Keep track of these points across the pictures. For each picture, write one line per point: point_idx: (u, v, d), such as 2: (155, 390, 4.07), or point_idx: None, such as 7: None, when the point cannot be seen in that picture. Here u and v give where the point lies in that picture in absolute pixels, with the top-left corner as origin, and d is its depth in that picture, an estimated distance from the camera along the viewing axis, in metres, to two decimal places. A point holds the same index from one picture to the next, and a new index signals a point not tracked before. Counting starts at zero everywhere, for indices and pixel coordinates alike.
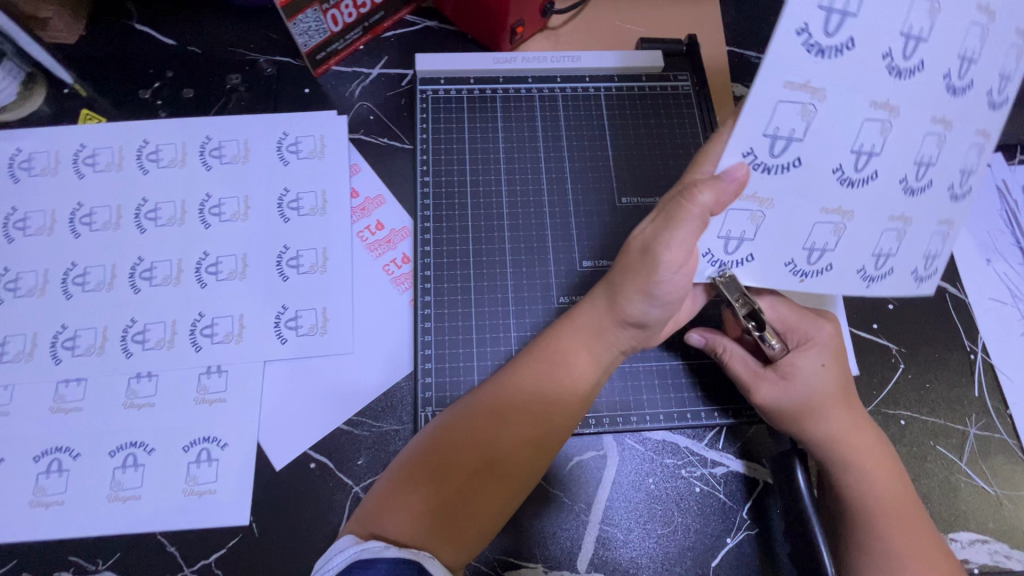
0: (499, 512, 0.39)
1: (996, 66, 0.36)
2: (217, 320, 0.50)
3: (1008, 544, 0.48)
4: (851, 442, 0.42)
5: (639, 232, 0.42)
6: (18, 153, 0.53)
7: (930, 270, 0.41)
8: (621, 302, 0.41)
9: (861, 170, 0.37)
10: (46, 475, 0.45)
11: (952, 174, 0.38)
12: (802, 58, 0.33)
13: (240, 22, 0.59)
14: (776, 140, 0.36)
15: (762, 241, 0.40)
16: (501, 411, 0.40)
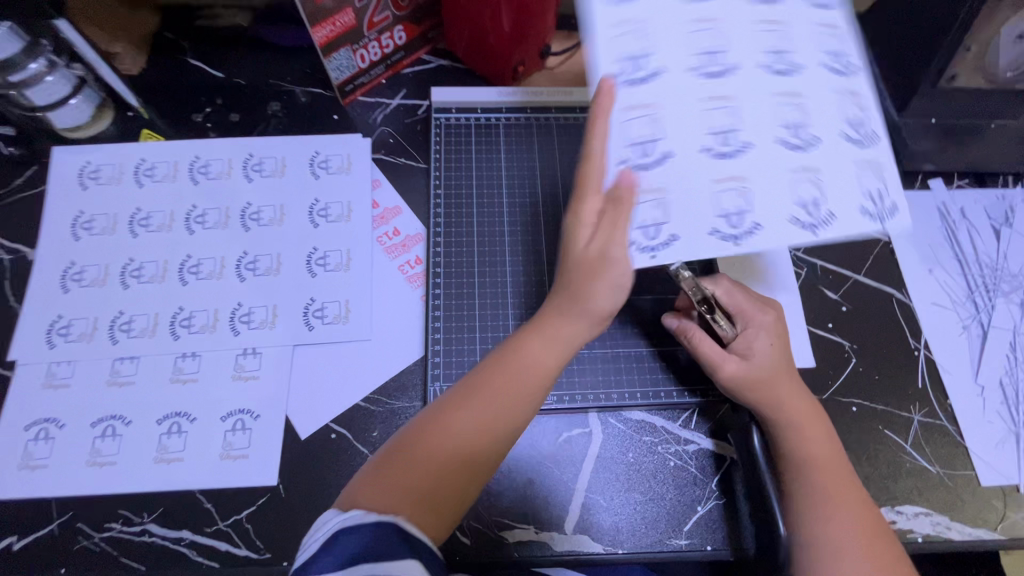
0: (466, 495, 0.43)
1: (818, 50, 0.45)
2: (253, 309, 0.57)
3: (948, 517, 0.54)
4: (793, 412, 0.48)
5: (582, 240, 0.45)
6: (88, 164, 0.61)
7: (880, 206, 0.43)
8: (583, 298, 0.46)
9: (739, 149, 0.43)
10: (102, 439, 0.52)
11: (839, 122, 0.44)
12: (625, 88, 0.43)
13: (281, 60, 0.69)
14: (640, 145, 0.43)
15: (683, 220, 0.42)
16: (473, 400, 0.45)
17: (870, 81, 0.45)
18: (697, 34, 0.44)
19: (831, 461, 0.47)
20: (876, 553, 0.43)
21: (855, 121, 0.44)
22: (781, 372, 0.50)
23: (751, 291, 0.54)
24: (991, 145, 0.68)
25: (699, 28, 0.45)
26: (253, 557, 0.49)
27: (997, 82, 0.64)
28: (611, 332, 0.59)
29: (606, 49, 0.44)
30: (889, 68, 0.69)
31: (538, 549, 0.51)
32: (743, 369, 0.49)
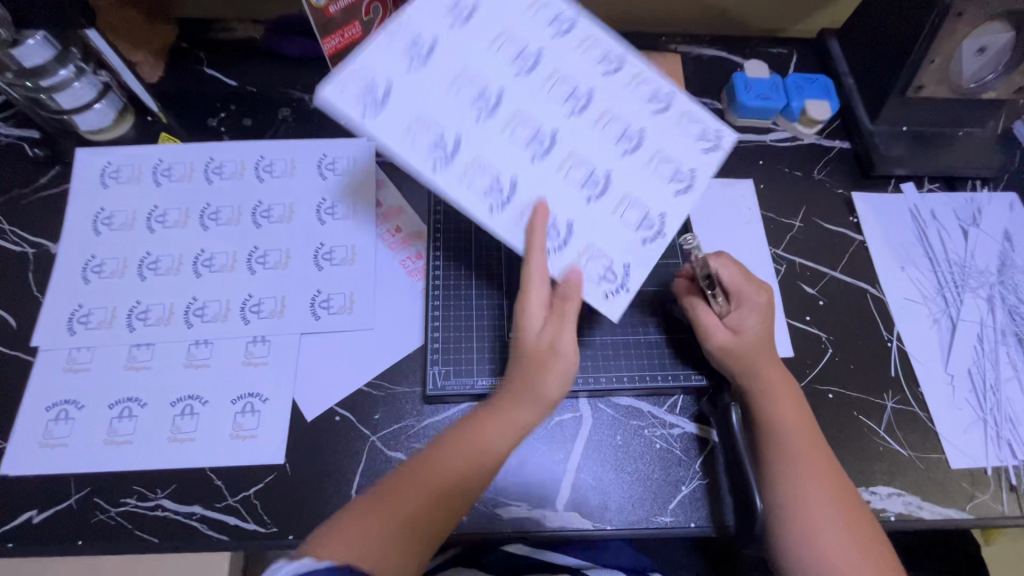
0: (415, 557, 0.43)
1: (576, 57, 0.49)
2: (263, 299, 0.60)
3: (920, 497, 0.57)
4: (768, 387, 0.53)
5: (531, 331, 0.49)
6: (109, 165, 0.65)
7: (712, 137, 0.50)
8: (536, 382, 0.48)
9: (609, 181, 0.49)
10: (119, 419, 0.55)
11: (650, 108, 0.50)
12: (501, 201, 0.46)
13: (291, 70, 0.74)
14: (559, 223, 0.48)
15: (619, 257, 0.49)
16: (436, 467, 0.46)
17: (643, 59, 0.50)
18: (516, 112, 0.47)
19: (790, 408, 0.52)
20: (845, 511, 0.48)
21: (660, 95, 0.50)
22: (764, 351, 0.54)
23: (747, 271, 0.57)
24: (957, 152, 0.72)
25: (512, 98, 0.47)
26: (261, 531, 0.52)
27: (961, 92, 0.68)
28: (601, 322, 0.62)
29: (446, 174, 0.45)
30: (862, 79, 0.73)
31: (530, 525, 0.53)
32: (732, 342, 0.54)
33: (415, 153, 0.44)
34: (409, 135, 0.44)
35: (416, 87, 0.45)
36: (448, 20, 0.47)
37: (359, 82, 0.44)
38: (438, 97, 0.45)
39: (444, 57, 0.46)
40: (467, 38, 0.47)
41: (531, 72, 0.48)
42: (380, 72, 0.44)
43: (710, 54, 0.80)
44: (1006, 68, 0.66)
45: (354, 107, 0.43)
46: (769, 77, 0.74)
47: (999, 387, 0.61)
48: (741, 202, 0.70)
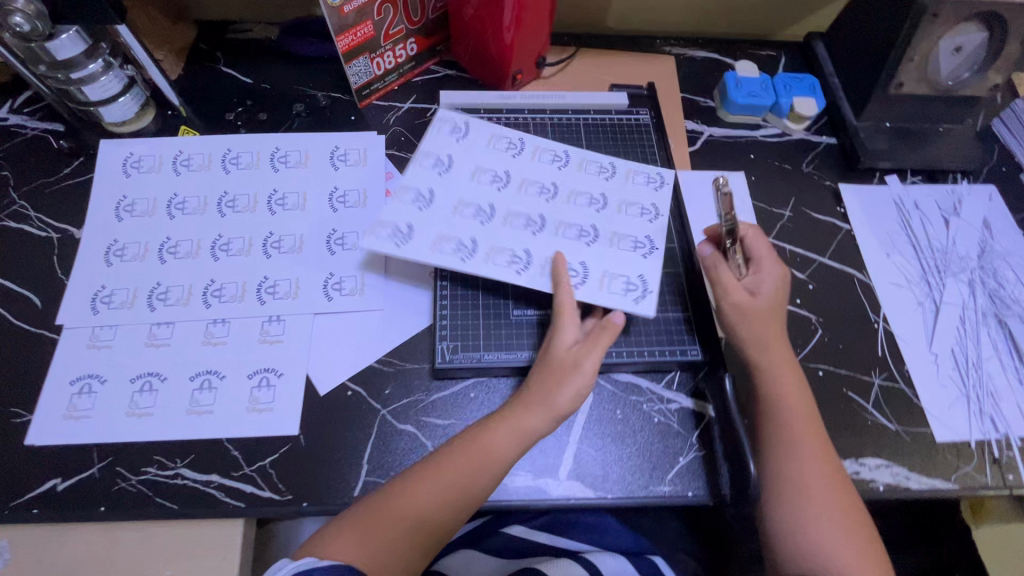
0: (413, 552, 0.49)
1: (486, 154, 0.65)
2: (278, 282, 0.63)
3: (907, 468, 0.59)
4: (774, 369, 0.56)
5: (562, 345, 0.55)
6: (131, 155, 0.68)
7: (658, 180, 0.66)
8: (550, 397, 0.53)
9: (598, 231, 0.62)
10: (140, 393, 0.57)
11: (602, 177, 0.66)
12: (523, 268, 0.59)
13: (304, 69, 0.77)
14: (574, 264, 0.60)
15: (633, 272, 0.60)
16: (442, 473, 0.50)
17: (582, 152, 0.67)
18: (508, 209, 0.62)
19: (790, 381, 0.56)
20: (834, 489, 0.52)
21: (604, 166, 0.66)
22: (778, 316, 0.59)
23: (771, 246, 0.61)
24: (938, 146, 0.76)
25: (500, 207, 0.62)
26: (276, 499, 0.54)
27: (939, 89, 0.73)
28: None
29: (472, 262, 0.58)
30: (847, 78, 0.77)
31: (534, 493, 0.56)
32: (749, 302, 0.58)
33: (445, 257, 0.58)
34: (433, 250, 0.58)
35: (431, 218, 0.60)
36: (434, 170, 0.63)
37: (386, 227, 0.58)
38: (445, 222, 0.60)
39: (442, 194, 0.61)
40: (452, 176, 0.63)
41: (507, 186, 0.64)
42: (399, 218, 0.59)
43: (702, 56, 0.84)
44: (980, 67, 0.71)
45: (381, 244, 0.57)
46: (758, 76, 0.78)
47: (980, 365, 0.64)
48: (734, 193, 0.73)
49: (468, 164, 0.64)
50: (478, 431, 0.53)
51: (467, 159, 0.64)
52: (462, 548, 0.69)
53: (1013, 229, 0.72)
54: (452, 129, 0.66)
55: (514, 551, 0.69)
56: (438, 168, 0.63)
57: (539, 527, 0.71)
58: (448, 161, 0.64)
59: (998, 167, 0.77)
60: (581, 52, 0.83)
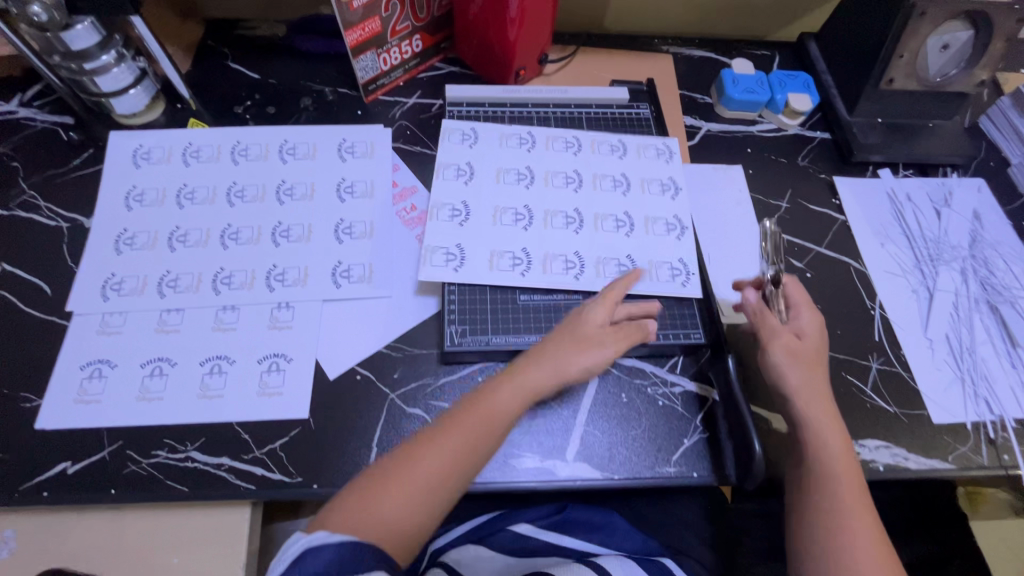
0: (421, 514, 0.47)
1: (497, 150, 0.70)
2: (287, 269, 0.64)
3: (906, 449, 0.60)
4: (820, 425, 0.53)
5: (591, 320, 0.56)
6: (141, 147, 0.69)
7: (668, 153, 0.72)
8: (561, 357, 0.55)
9: (631, 218, 0.67)
10: (151, 378, 0.57)
11: (615, 157, 0.71)
12: (579, 271, 0.63)
13: (311, 65, 0.79)
14: (620, 258, 0.65)
15: (673, 255, 0.66)
16: (447, 430, 0.50)
17: (588, 138, 0.72)
18: (546, 210, 0.67)
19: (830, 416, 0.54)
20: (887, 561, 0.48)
21: (615, 143, 0.72)
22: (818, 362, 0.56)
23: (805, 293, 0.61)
24: (929, 141, 0.78)
25: (535, 205, 0.67)
26: (287, 481, 0.54)
27: (928, 85, 0.75)
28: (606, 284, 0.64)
29: (531, 276, 0.63)
30: (839, 75, 0.80)
31: (542, 475, 0.56)
32: (796, 344, 0.56)
33: (504, 274, 0.63)
34: (491, 268, 0.63)
35: (474, 232, 0.65)
36: (458, 181, 0.68)
37: (440, 252, 0.63)
38: (488, 234, 0.65)
39: (475, 204, 0.66)
40: (477, 183, 0.68)
41: (532, 182, 0.68)
42: (448, 241, 0.64)
43: (699, 55, 0.86)
44: (967, 64, 0.74)
45: (441, 272, 0.62)
46: (754, 73, 0.80)
47: (974, 350, 0.66)
48: (732, 185, 0.75)
49: (489, 167, 0.69)
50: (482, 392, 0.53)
51: (486, 164, 0.69)
52: (466, 544, 0.63)
53: (1003, 220, 0.75)
54: (462, 138, 0.71)
55: (521, 548, 0.62)
56: (462, 178, 0.68)
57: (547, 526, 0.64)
58: (470, 170, 0.69)
59: (987, 161, 0.79)
60: (582, 50, 0.85)
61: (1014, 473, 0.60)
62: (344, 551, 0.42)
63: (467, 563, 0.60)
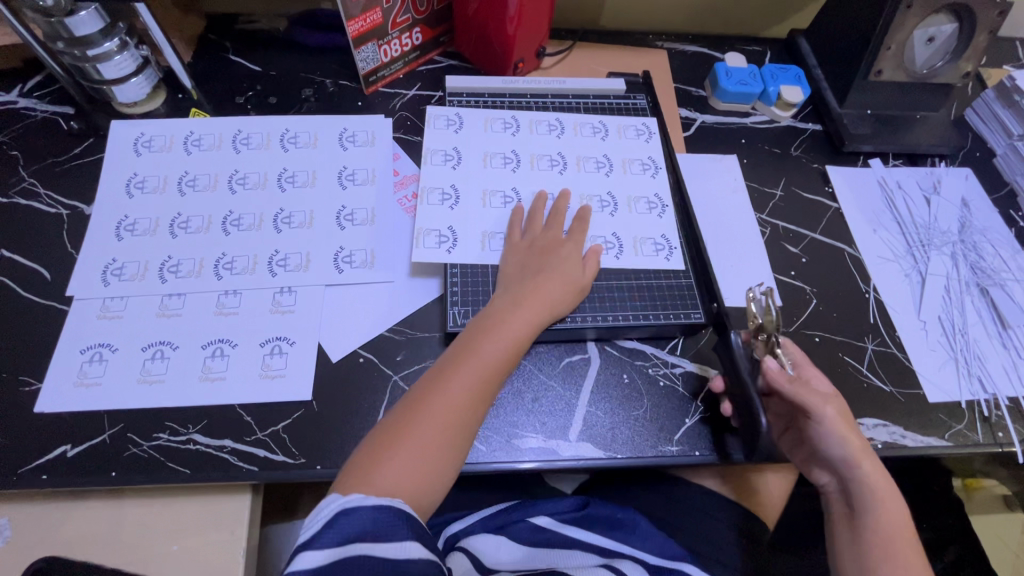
0: (439, 458, 0.49)
1: (483, 135, 0.71)
2: (289, 254, 0.64)
3: (903, 427, 0.61)
4: (873, 488, 0.54)
5: (571, 263, 0.61)
6: (142, 135, 0.69)
7: (648, 132, 0.74)
8: (550, 297, 0.58)
9: (615, 197, 0.69)
10: (152, 360, 0.57)
11: (603, 141, 0.73)
12: None
13: (312, 58, 0.80)
14: (607, 235, 0.66)
15: (656, 231, 0.67)
16: (451, 374, 0.52)
17: (572, 120, 0.74)
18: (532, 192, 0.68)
19: (881, 478, 0.54)
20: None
21: (596, 125, 0.74)
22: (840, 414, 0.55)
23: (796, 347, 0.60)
24: (918, 131, 0.80)
25: (523, 188, 0.68)
26: (290, 462, 0.54)
27: (916, 77, 0.77)
28: (607, 268, 0.65)
29: None
30: (829, 69, 0.82)
31: (546, 455, 0.56)
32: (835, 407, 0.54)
33: (496, 252, 0.64)
34: (482, 248, 0.64)
35: (464, 214, 0.66)
36: (446, 165, 0.69)
37: (431, 234, 0.64)
38: (478, 215, 0.66)
39: (464, 187, 0.67)
40: (465, 167, 0.69)
41: (519, 166, 0.70)
42: (440, 223, 0.65)
43: (693, 50, 0.88)
44: (953, 56, 0.76)
45: (433, 252, 0.63)
46: (746, 66, 0.82)
47: (966, 331, 0.67)
48: (727, 173, 0.76)
49: (477, 151, 0.70)
50: (479, 332, 0.55)
51: (475, 148, 0.70)
52: (486, 534, 0.61)
53: (989, 208, 0.76)
54: (447, 123, 0.72)
55: (539, 540, 0.60)
56: (449, 162, 0.69)
57: (566, 520, 0.63)
58: (457, 155, 0.70)
59: (973, 152, 0.82)
60: (578, 45, 0.86)
61: (1009, 449, 0.61)
62: (379, 514, 0.44)
63: (488, 553, 0.58)
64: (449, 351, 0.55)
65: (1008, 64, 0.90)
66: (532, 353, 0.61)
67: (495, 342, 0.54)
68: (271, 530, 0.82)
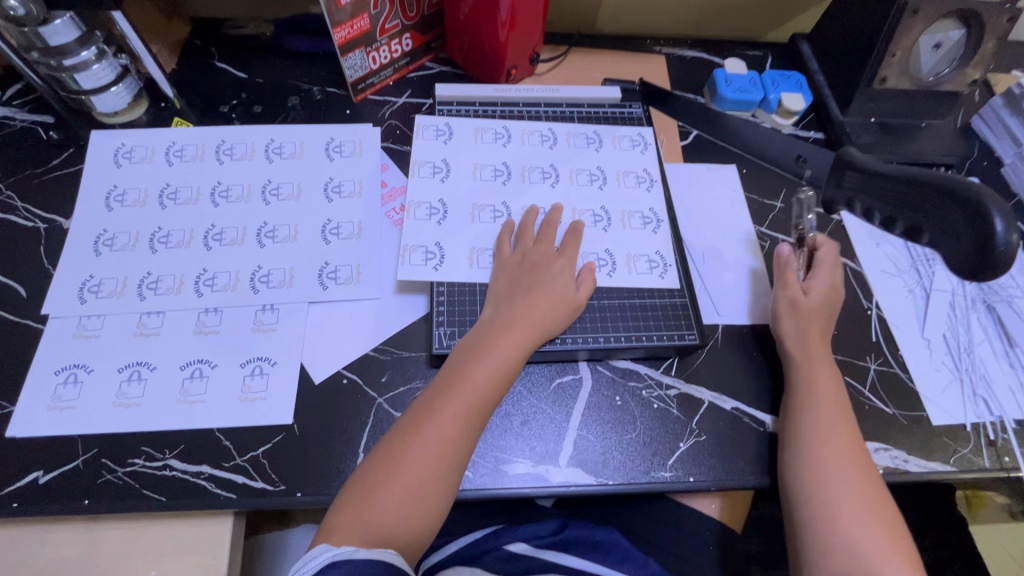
0: (431, 499, 0.48)
1: (471, 146, 0.69)
2: (273, 270, 0.62)
3: (906, 451, 0.59)
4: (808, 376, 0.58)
5: (564, 283, 0.59)
6: (123, 146, 0.67)
7: (645, 143, 0.72)
8: (542, 322, 0.56)
9: (608, 211, 0.67)
10: (129, 382, 0.55)
11: (596, 152, 0.71)
12: None
13: (300, 64, 0.78)
14: (599, 251, 0.64)
15: (651, 248, 0.65)
16: (442, 406, 0.50)
17: (567, 131, 0.72)
18: (524, 206, 0.66)
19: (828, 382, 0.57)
20: (883, 527, 0.50)
21: (590, 135, 0.72)
22: (828, 312, 0.62)
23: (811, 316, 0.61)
24: (924, 140, 0.78)
25: (513, 202, 0.66)
26: (269, 489, 0.52)
27: (921, 85, 0.75)
28: (600, 286, 0.62)
29: None
30: (832, 75, 0.80)
31: (534, 481, 0.54)
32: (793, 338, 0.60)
33: (485, 270, 0.62)
34: (470, 265, 0.62)
35: (452, 230, 0.64)
36: (434, 178, 0.67)
37: (417, 251, 0.62)
38: (466, 230, 0.64)
39: (452, 201, 0.65)
40: (454, 180, 0.67)
41: (510, 178, 0.67)
42: (426, 239, 0.63)
43: (692, 55, 0.86)
44: (960, 63, 0.74)
45: (419, 270, 0.61)
46: (746, 73, 0.79)
47: (972, 350, 0.65)
48: (725, 184, 0.74)
49: (467, 163, 0.68)
50: (469, 362, 0.53)
51: (463, 160, 0.68)
52: (458, 565, 0.60)
53: None
54: (436, 133, 0.70)
55: (515, 567, 0.57)
56: (437, 175, 0.67)
57: (545, 545, 0.60)
58: (446, 167, 0.68)
59: (980, 161, 0.79)
60: (573, 51, 0.84)
61: (1014, 474, 0.59)
62: (369, 569, 0.42)
63: None
64: (437, 378, 0.53)
65: (1017, 69, 0.87)
66: (521, 375, 0.59)
67: (484, 366, 0.53)
68: (265, 537, 0.79)
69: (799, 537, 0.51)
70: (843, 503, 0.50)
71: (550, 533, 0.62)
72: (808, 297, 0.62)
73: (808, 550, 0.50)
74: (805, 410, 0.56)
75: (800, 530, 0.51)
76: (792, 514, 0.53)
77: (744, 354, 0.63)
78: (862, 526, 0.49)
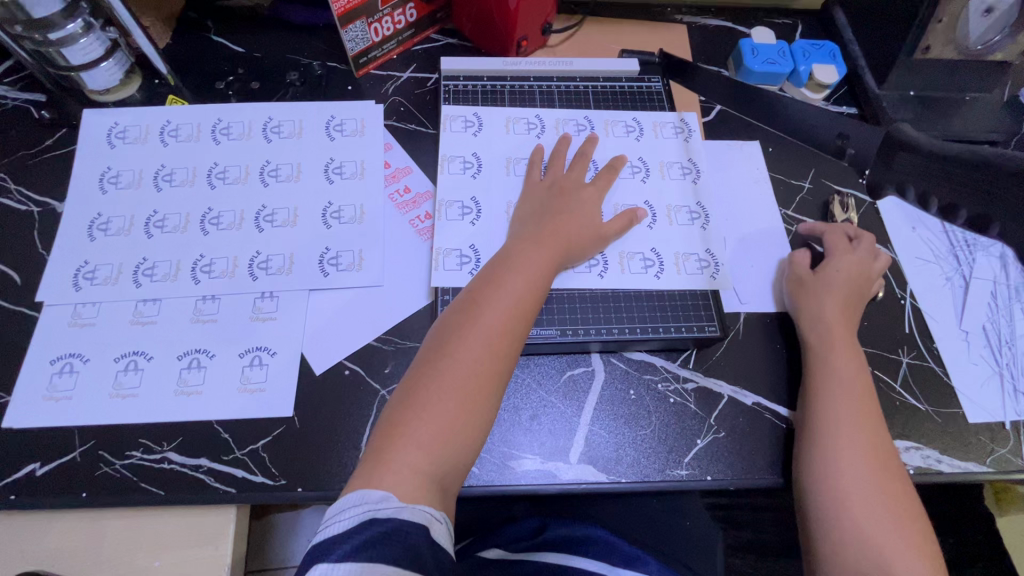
0: (471, 408, 0.46)
1: (500, 136, 0.66)
2: (271, 256, 0.59)
3: (939, 451, 0.56)
4: (832, 366, 0.54)
5: (591, 201, 0.59)
6: (116, 126, 0.65)
7: (684, 129, 0.68)
8: (574, 236, 0.56)
9: (653, 207, 0.63)
10: (125, 372, 0.54)
11: (630, 138, 0.67)
12: (592, 275, 0.59)
13: (301, 37, 0.74)
14: (646, 251, 0.61)
15: (699, 246, 0.62)
16: (473, 312, 0.49)
17: (601, 117, 0.68)
18: None
19: (856, 373, 0.53)
20: (909, 534, 0.46)
21: (630, 123, 0.68)
22: (846, 298, 0.57)
23: (845, 305, 0.57)
24: (967, 116, 0.72)
25: None
26: (269, 484, 0.51)
27: (966, 54, 0.68)
28: (629, 271, 0.60)
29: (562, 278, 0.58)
30: (868, 45, 0.74)
31: (543, 479, 0.52)
32: (816, 316, 0.56)
33: None
34: None
35: (486, 230, 0.61)
36: (465, 174, 0.64)
37: (452, 254, 0.59)
38: (500, 230, 0.61)
39: (485, 199, 0.62)
40: (486, 176, 0.64)
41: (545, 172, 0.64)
42: (461, 242, 0.60)
43: (715, 24, 0.80)
44: (1013, 29, 0.65)
45: (454, 275, 0.58)
46: (775, 43, 0.73)
47: (1014, 342, 0.60)
48: (749, 161, 0.69)
49: (499, 156, 0.65)
50: (499, 272, 0.52)
51: (495, 153, 0.65)
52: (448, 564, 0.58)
53: None
54: (466, 125, 0.66)
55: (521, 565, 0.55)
56: (468, 171, 0.64)
57: (541, 543, 0.58)
58: (477, 162, 0.64)
59: None
60: (588, 20, 0.79)
61: None
62: (410, 531, 0.39)
63: None
64: (466, 291, 0.52)
65: None
66: (530, 366, 0.57)
67: (519, 278, 0.51)
68: (278, 517, 0.77)
69: (813, 534, 0.48)
70: (867, 509, 0.46)
71: (530, 536, 0.60)
72: (825, 282, 0.58)
73: (822, 554, 0.47)
74: (824, 406, 0.52)
75: (814, 527, 0.48)
76: (806, 511, 0.49)
77: (767, 348, 0.59)
78: (885, 530, 0.46)
